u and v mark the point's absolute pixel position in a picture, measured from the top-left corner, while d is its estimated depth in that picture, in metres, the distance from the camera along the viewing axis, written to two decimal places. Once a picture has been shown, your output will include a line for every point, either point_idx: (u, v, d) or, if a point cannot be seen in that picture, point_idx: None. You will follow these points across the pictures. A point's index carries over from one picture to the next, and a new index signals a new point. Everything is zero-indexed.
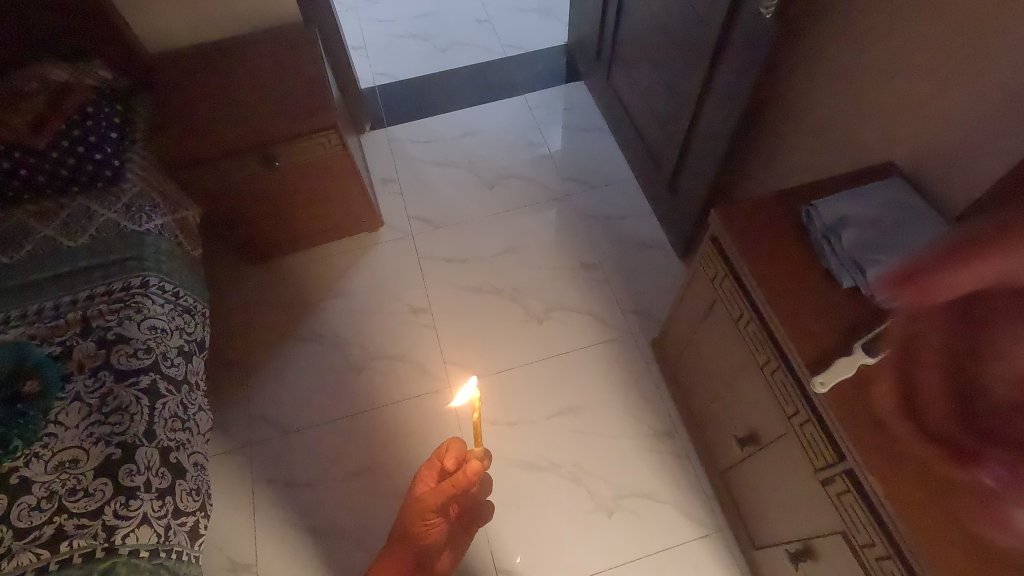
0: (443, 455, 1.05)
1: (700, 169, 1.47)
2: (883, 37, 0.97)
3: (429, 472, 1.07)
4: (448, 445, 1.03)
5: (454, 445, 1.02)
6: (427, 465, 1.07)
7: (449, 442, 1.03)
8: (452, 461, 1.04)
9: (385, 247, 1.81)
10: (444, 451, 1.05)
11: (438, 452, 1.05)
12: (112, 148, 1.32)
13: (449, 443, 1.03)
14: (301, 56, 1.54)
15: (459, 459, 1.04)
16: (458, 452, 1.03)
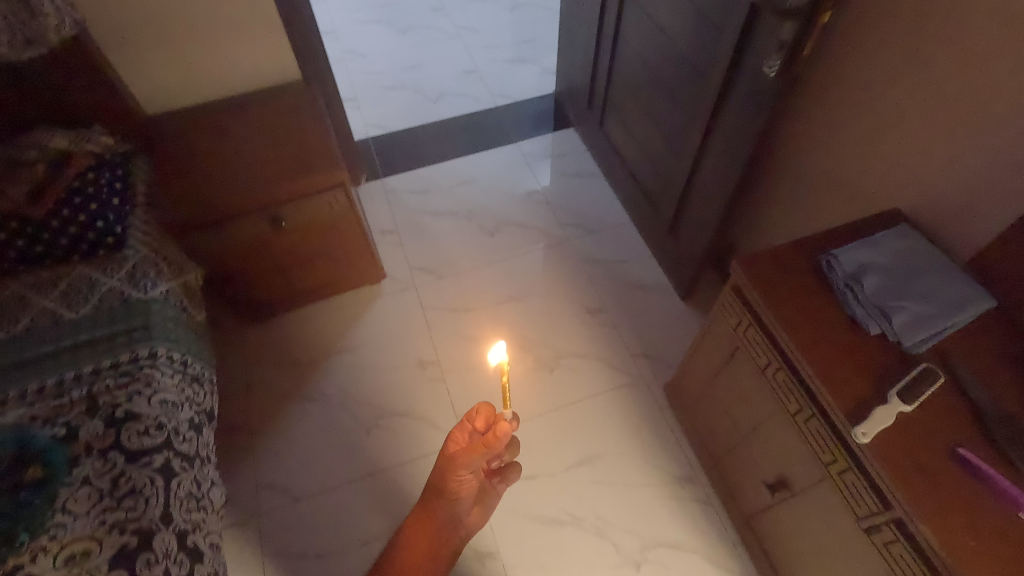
0: (473, 418, 1.02)
1: (703, 215, 1.51)
2: (885, 94, 1.03)
3: (461, 431, 1.07)
4: (477, 408, 1.00)
5: (483, 409, 0.99)
6: (460, 427, 1.07)
7: (479, 406, 1.00)
8: (482, 424, 1.02)
9: (388, 300, 1.79)
10: (473, 412, 1.01)
11: (468, 413, 1.02)
12: (115, 214, 1.29)
13: (478, 407, 1.00)
14: (304, 114, 1.55)
15: (489, 419, 1.03)
16: (488, 415, 1.01)
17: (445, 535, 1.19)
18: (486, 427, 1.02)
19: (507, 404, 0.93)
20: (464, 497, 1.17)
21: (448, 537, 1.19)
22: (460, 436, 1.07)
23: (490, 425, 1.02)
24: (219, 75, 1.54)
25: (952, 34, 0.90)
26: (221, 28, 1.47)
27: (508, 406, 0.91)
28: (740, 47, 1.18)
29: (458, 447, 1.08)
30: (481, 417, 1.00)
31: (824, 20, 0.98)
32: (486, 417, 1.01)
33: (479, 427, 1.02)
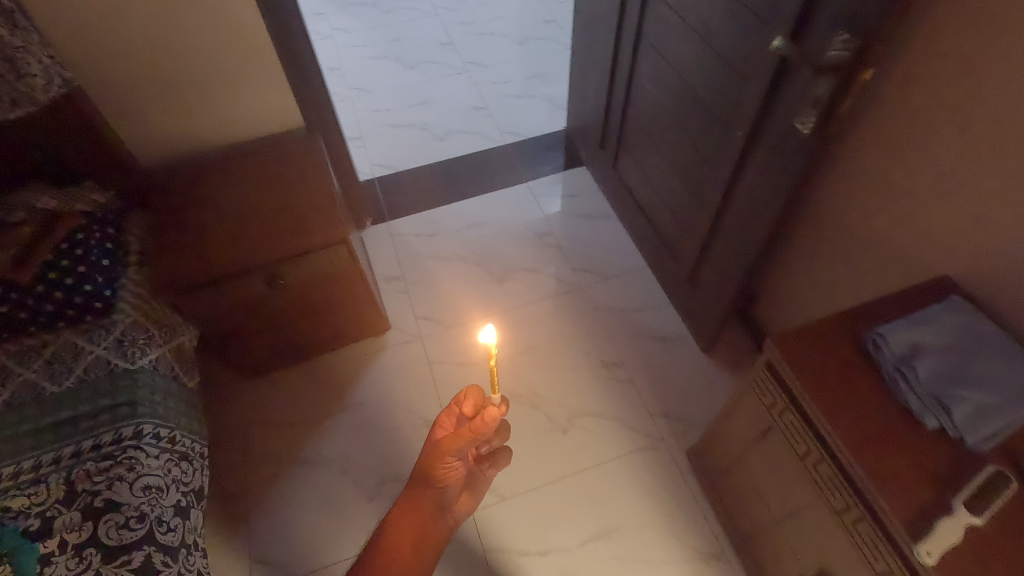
0: (460, 402, 0.89)
1: (727, 269, 1.42)
2: (932, 157, 0.94)
3: (447, 416, 0.93)
4: (466, 392, 0.88)
5: (471, 393, 0.88)
6: (445, 411, 0.93)
7: (467, 390, 0.88)
8: (470, 410, 0.89)
9: (393, 353, 1.70)
10: (462, 397, 0.89)
11: (455, 398, 0.90)
12: (103, 277, 1.23)
13: (465, 391, 0.88)
14: (305, 164, 1.48)
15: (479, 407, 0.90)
16: (476, 402, 0.88)
17: (432, 520, 0.91)
18: (475, 414, 0.89)
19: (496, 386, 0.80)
20: (451, 485, 0.92)
21: (437, 524, 0.91)
22: (445, 420, 0.94)
23: (479, 412, 0.88)
24: (218, 125, 1.48)
25: (1010, 100, 0.81)
26: (219, 79, 1.40)
27: (496, 384, 0.78)
28: (768, 100, 1.10)
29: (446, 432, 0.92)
30: (469, 401, 0.88)
31: (865, 76, 0.89)
32: (475, 402, 0.88)
33: (466, 413, 0.89)
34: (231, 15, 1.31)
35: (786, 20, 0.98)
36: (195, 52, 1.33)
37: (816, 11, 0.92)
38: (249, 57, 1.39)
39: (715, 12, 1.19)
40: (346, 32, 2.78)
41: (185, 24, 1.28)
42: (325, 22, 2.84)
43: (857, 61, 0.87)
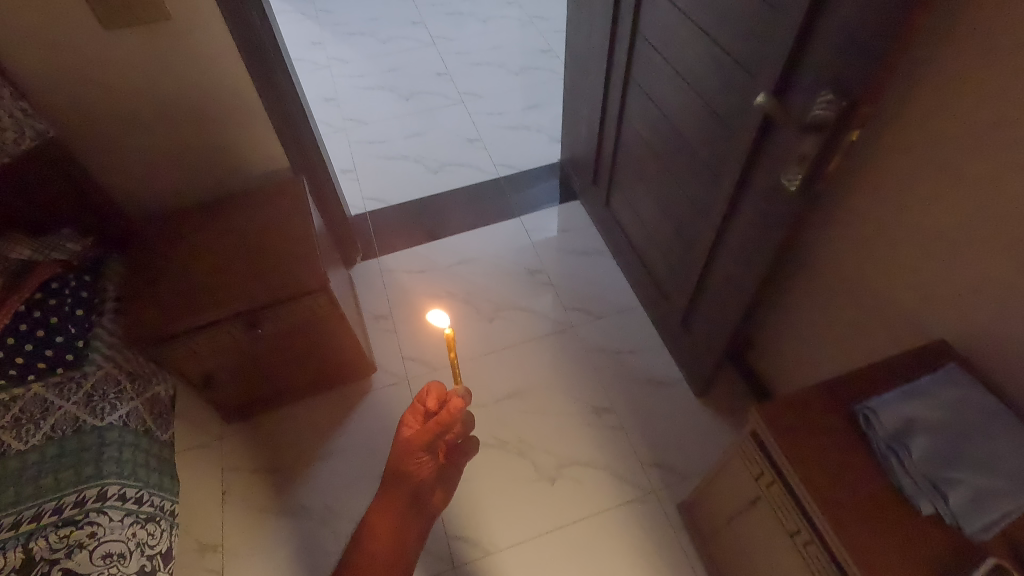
0: (423, 399, 0.86)
1: (719, 317, 1.37)
2: (924, 220, 0.89)
3: (411, 417, 0.87)
4: (427, 388, 0.85)
5: (431, 387, 0.84)
6: (410, 408, 0.86)
7: (428, 386, 0.85)
8: (434, 404, 0.85)
9: (378, 397, 1.66)
10: (423, 394, 0.86)
11: (417, 394, 0.86)
12: (76, 327, 1.21)
13: (427, 386, 0.85)
14: (288, 207, 1.45)
15: (443, 399, 0.86)
16: (440, 396, 0.85)
17: (412, 523, 0.84)
18: (439, 408, 0.86)
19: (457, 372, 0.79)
20: (426, 479, 0.84)
21: (415, 527, 0.84)
22: (411, 415, 0.86)
23: (444, 405, 0.85)
24: (202, 170, 1.46)
25: (1003, 168, 0.76)
26: (201, 125, 1.38)
27: (457, 370, 0.79)
28: (755, 153, 1.06)
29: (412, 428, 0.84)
30: (431, 395, 0.84)
31: (851, 137, 0.85)
32: (440, 398, 0.86)
33: (430, 405, 0.85)
34: (211, 62, 1.29)
35: (771, 75, 0.95)
36: (177, 96, 1.32)
37: (803, 69, 0.89)
38: (233, 104, 1.37)
39: (702, 60, 1.15)
40: (343, 62, 2.79)
41: (163, 69, 1.27)
42: (323, 52, 2.84)
43: (841, 122, 0.84)
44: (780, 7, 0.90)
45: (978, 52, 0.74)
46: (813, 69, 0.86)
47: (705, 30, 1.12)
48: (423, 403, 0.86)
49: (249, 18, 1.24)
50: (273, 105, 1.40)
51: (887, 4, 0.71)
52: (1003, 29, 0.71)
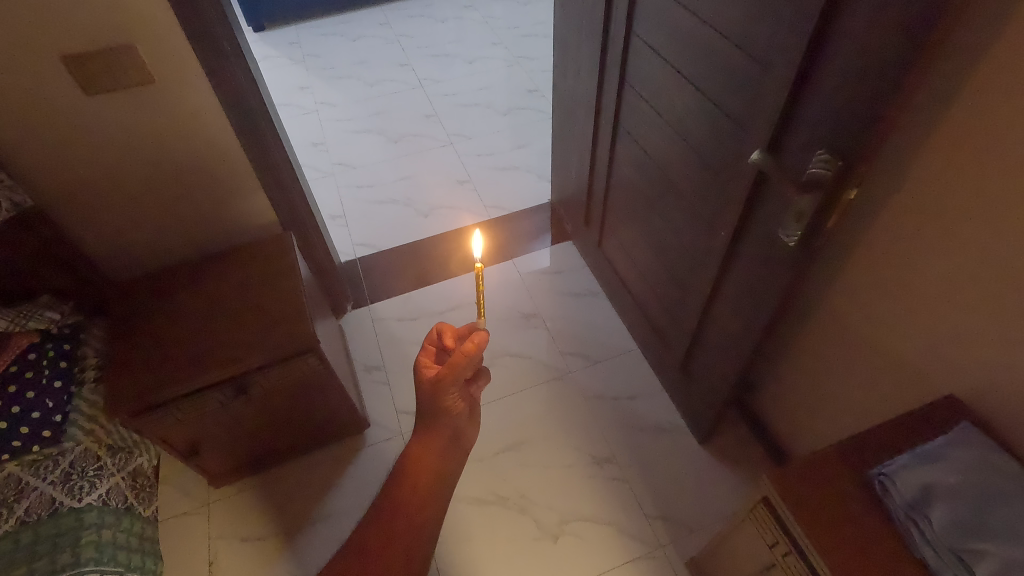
0: (437, 339, 0.87)
1: (720, 366, 1.34)
2: (931, 272, 0.87)
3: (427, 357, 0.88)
4: (439, 329, 0.86)
5: (445, 325, 0.85)
6: (423, 351, 0.87)
7: (438, 327, 0.86)
8: (450, 342, 0.87)
9: (372, 454, 1.60)
10: (437, 335, 0.87)
11: (429, 336, 0.88)
12: (54, 401, 1.17)
13: (435, 329, 0.87)
14: (275, 263, 1.41)
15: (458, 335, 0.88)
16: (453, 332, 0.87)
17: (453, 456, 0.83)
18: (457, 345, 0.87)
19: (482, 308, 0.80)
20: (460, 414, 0.85)
21: (456, 456, 0.84)
22: (428, 357, 0.87)
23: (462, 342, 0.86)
24: (186, 227, 1.43)
25: (1010, 225, 0.75)
26: (185, 185, 1.36)
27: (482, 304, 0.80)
28: (750, 203, 1.05)
29: (433, 366, 0.86)
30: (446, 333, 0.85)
31: (850, 196, 0.84)
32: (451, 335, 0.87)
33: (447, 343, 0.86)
34: (195, 123, 1.27)
35: (764, 130, 0.94)
36: (161, 156, 1.29)
37: (797, 126, 0.88)
38: (216, 160, 1.35)
39: (690, 109, 1.15)
40: (330, 106, 2.79)
41: (146, 131, 1.24)
42: (310, 96, 2.85)
43: (840, 181, 0.83)
44: (768, 63, 0.89)
45: (978, 108, 0.73)
46: (807, 126, 0.86)
47: (692, 80, 1.11)
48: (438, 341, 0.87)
49: (231, 75, 1.21)
50: (258, 160, 1.37)
51: (882, 67, 0.71)
52: (1003, 94, 0.69)
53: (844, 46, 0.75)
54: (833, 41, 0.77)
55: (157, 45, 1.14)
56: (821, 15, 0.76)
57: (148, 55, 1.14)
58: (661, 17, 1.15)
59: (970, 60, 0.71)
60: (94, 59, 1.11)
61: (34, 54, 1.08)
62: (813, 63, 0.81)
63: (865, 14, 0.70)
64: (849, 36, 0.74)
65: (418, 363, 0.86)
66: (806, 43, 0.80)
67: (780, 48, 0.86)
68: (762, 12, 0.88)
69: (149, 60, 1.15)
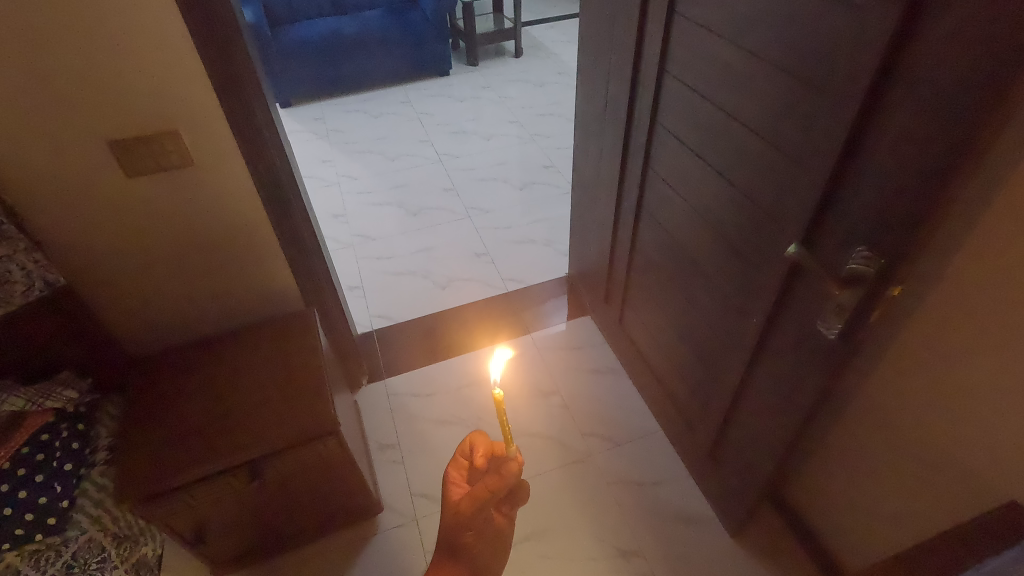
0: (467, 454, 0.76)
1: (751, 455, 1.28)
2: (981, 370, 0.84)
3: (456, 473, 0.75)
4: (472, 440, 0.76)
5: (477, 436, 0.76)
6: (453, 466, 0.76)
7: (472, 438, 0.76)
8: (482, 460, 0.76)
9: (382, 541, 1.52)
10: (470, 447, 0.77)
11: (460, 449, 0.77)
12: (62, 485, 1.12)
13: (466, 441, 0.76)
14: (297, 340, 1.39)
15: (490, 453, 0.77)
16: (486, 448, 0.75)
17: None
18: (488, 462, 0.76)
19: (507, 436, 0.70)
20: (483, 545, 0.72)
21: None
22: (458, 472, 0.75)
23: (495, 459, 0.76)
24: (209, 302, 1.43)
25: None
26: (212, 261, 1.37)
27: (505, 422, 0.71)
28: (783, 293, 1.04)
29: (460, 488, 0.73)
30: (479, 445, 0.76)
31: (894, 292, 0.82)
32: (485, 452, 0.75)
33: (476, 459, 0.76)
34: (227, 203, 1.29)
35: (797, 223, 0.94)
36: (191, 234, 1.31)
37: (834, 222, 0.89)
38: (246, 239, 1.36)
39: (718, 197, 1.16)
40: (352, 179, 2.87)
41: (180, 210, 1.27)
42: (332, 169, 2.95)
43: (881, 278, 0.82)
44: (801, 160, 0.91)
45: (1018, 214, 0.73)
46: (845, 223, 0.86)
47: (719, 170, 1.13)
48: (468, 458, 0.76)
49: (267, 159, 1.25)
50: (286, 239, 1.39)
51: (923, 167, 0.72)
52: None
53: (882, 147, 0.77)
54: (870, 143, 0.79)
55: (198, 131, 1.18)
56: (856, 118, 0.79)
57: (190, 140, 1.18)
58: (687, 110, 1.19)
59: (1008, 168, 0.72)
60: (140, 143, 1.15)
61: (81, 139, 1.12)
62: (849, 162, 0.83)
63: (905, 121, 0.73)
64: (887, 138, 0.76)
65: (446, 479, 0.74)
66: (843, 143, 0.82)
67: (813, 147, 0.87)
68: (793, 112, 0.91)
69: (190, 145, 1.19)
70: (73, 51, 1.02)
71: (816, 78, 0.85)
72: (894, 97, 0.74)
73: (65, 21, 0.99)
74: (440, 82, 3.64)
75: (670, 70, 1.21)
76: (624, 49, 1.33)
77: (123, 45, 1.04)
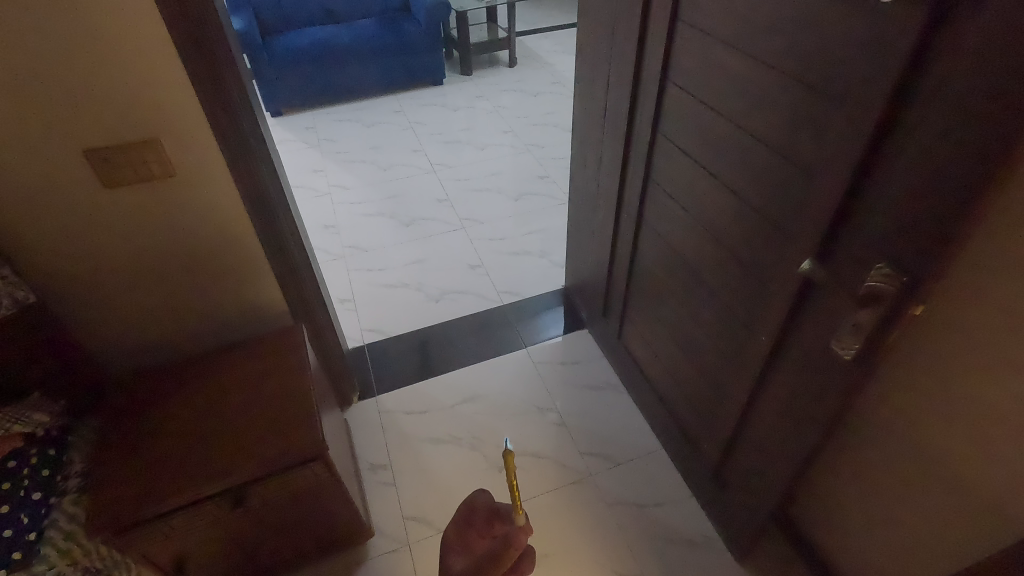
0: (470, 518, 0.65)
1: (759, 478, 1.24)
2: (1007, 394, 0.80)
3: (461, 537, 0.64)
4: (473, 505, 0.65)
5: (477, 499, 0.65)
6: (456, 530, 0.65)
7: (471, 501, 0.65)
8: (484, 526, 0.64)
9: (374, 569, 1.45)
10: (470, 512, 0.65)
11: (462, 515, 0.65)
12: (30, 516, 1.05)
13: (467, 502, 0.65)
14: (285, 359, 1.32)
15: (490, 522, 0.65)
16: (491, 514, 0.65)
17: None
18: (491, 528, 0.64)
19: (517, 499, 0.64)
20: None
21: None
22: (462, 538, 0.64)
23: (496, 527, 0.64)
24: (192, 317, 1.37)
25: None
26: (196, 274, 1.31)
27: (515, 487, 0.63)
28: (794, 310, 0.99)
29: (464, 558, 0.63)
30: (479, 511, 0.65)
31: (917, 312, 0.78)
32: (488, 518, 0.65)
33: (479, 526, 0.64)
34: (211, 215, 1.24)
35: (810, 238, 0.90)
36: (172, 246, 1.25)
37: (850, 237, 0.84)
38: (230, 252, 1.30)
39: (725, 210, 1.12)
40: (343, 189, 2.82)
41: (160, 221, 1.21)
42: (324, 179, 2.89)
43: (903, 297, 0.77)
44: (813, 173, 0.87)
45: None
46: (863, 236, 0.82)
47: (726, 182, 1.09)
48: (473, 524, 0.65)
49: (253, 170, 1.19)
50: (274, 253, 1.33)
51: (952, 181, 0.67)
52: None
53: (903, 161, 0.73)
54: (891, 155, 0.75)
55: (181, 141, 1.12)
56: (875, 129, 0.75)
57: (172, 149, 1.13)
58: (691, 120, 1.15)
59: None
60: (117, 153, 1.09)
61: (55, 150, 1.06)
62: (868, 175, 0.79)
63: (930, 133, 0.68)
64: (910, 149, 0.71)
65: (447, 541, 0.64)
66: (861, 155, 0.78)
67: (827, 159, 0.83)
68: (806, 123, 0.87)
69: (173, 155, 1.14)
70: (44, 56, 0.97)
71: (830, 90, 0.81)
72: (917, 106, 0.69)
73: (36, 25, 0.94)
74: (434, 91, 3.60)
75: (673, 79, 1.17)
76: (625, 58, 1.29)
77: (99, 50, 0.99)
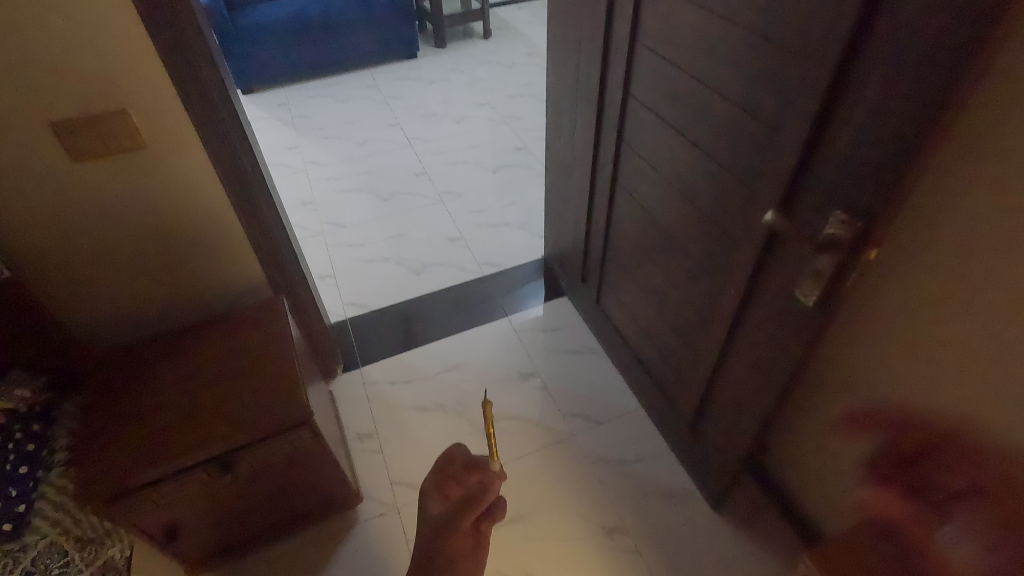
0: (449, 467, 0.70)
1: (731, 427, 1.29)
2: (957, 329, 0.85)
3: (441, 482, 0.69)
4: (451, 455, 0.70)
5: (454, 450, 0.70)
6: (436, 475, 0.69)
7: (450, 451, 0.70)
8: (464, 473, 0.69)
9: (365, 532, 1.49)
10: (449, 462, 0.70)
11: (443, 465, 0.70)
12: (18, 488, 1.05)
13: (446, 454, 0.70)
14: (267, 330, 1.33)
15: (468, 472, 0.69)
16: (468, 463, 0.69)
17: None
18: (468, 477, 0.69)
19: (494, 449, 0.69)
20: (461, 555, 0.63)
21: None
22: (441, 486, 0.69)
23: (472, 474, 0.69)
24: (170, 291, 1.38)
25: None
26: (173, 248, 1.31)
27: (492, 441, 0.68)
28: (761, 262, 1.03)
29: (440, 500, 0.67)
30: (456, 459, 0.70)
31: (871, 254, 0.82)
32: (464, 466, 0.69)
33: (458, 474, 0.69)
34: (186, 189, 1.23)
35: (775, 191, 0.93)
36: (147, 220, 1.25)
37: (810, 187, 0.88)
38: (206, 225, 1.30)
39: (695, 170, 1.15)
40: (319, 166, 2.79)
41: (133, 195, 1.20)
42: (299, 156, 2.85)
43: (858, 242, 0.81)
44: (777, 127, 0.90)
45: (1007, 173, 0.72)
46: (822, 186, 0.85)
47: (695, 142, 1.12)
48: (453, 471, 0.69)
49: (226, 141, 1.19)
50: (251, 226, 1.33)
51: (900, 127, 0.71)
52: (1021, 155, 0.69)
53: (857, 111, 0.76)
54: (845, 105, 0.78)
55: (150, 112, 1.11)
56: (831, 80, 0.78)
57: (141, 122, 1.11)
58: (661, 82, 1.16)
59: (998, 126, 0.71)
60: (85, 126, 1.08)
61: (19, 124, 1.04)
62: (825, 126, 0.82)
63: (881, 81, 0.71)
64: (863, 97, 0.74)
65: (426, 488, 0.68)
66: (819, 106, 0.81)
67: (790, 112, 0.86)
68: (769, 77, 0.89)
69: (142, 128, 1.12)
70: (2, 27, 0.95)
71: (792, 45, 0.83)
72: (871, 54, 0.72)
73: None
74: (408, 65, 3.55)
75: (642, 41, 1.18)
76: (595, 22, 1.30)
77: (60, 20, 0.97)
